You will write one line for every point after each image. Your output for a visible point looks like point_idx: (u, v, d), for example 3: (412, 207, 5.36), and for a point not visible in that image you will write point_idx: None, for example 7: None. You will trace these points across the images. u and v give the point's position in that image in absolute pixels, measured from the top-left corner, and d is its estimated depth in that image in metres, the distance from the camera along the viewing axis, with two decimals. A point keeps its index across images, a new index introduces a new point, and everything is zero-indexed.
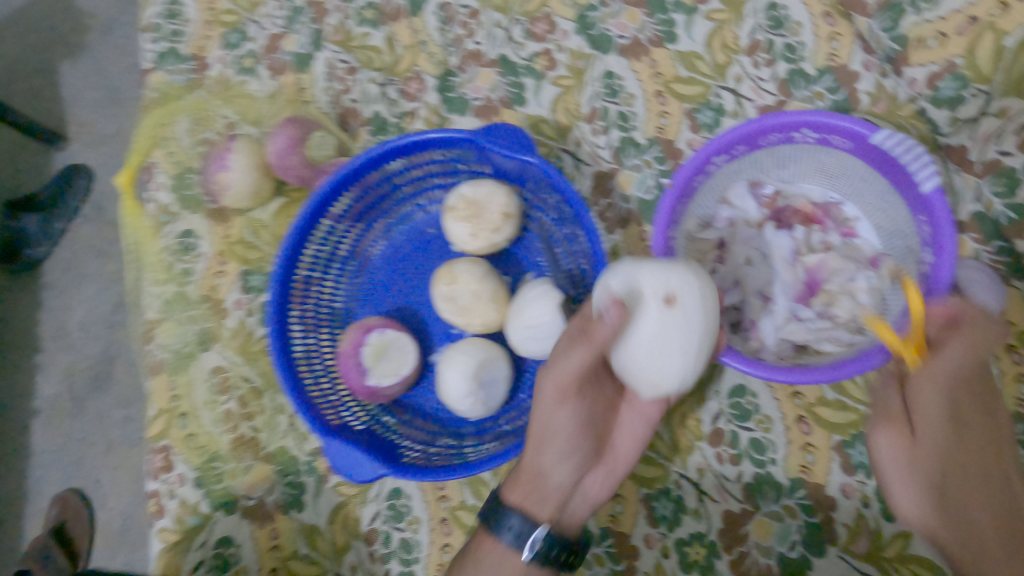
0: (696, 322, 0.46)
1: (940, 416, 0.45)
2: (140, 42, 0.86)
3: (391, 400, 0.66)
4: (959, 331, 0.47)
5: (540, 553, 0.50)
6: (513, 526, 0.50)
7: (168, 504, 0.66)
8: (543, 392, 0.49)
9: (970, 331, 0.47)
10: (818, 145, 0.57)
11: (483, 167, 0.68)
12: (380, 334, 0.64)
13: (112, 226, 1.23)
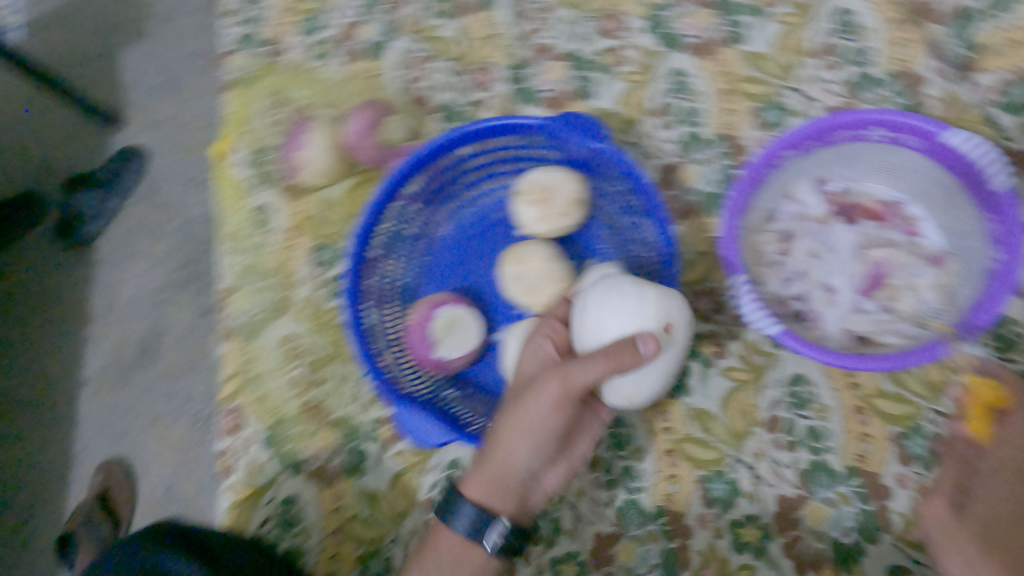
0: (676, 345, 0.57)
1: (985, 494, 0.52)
2: (222, 26, 0.90)
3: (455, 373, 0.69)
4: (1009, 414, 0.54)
5: (498, 541, 0.56)
6: (474, 513, 0.56)
7: (236, 465, 0.70)
8: (548, 392, 0.53)
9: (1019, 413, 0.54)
10: (887, 145, 0.58)
11: (551, 154, 0.70)
12: (448, 309, 0.68)
13: (162, 205, 1.17)
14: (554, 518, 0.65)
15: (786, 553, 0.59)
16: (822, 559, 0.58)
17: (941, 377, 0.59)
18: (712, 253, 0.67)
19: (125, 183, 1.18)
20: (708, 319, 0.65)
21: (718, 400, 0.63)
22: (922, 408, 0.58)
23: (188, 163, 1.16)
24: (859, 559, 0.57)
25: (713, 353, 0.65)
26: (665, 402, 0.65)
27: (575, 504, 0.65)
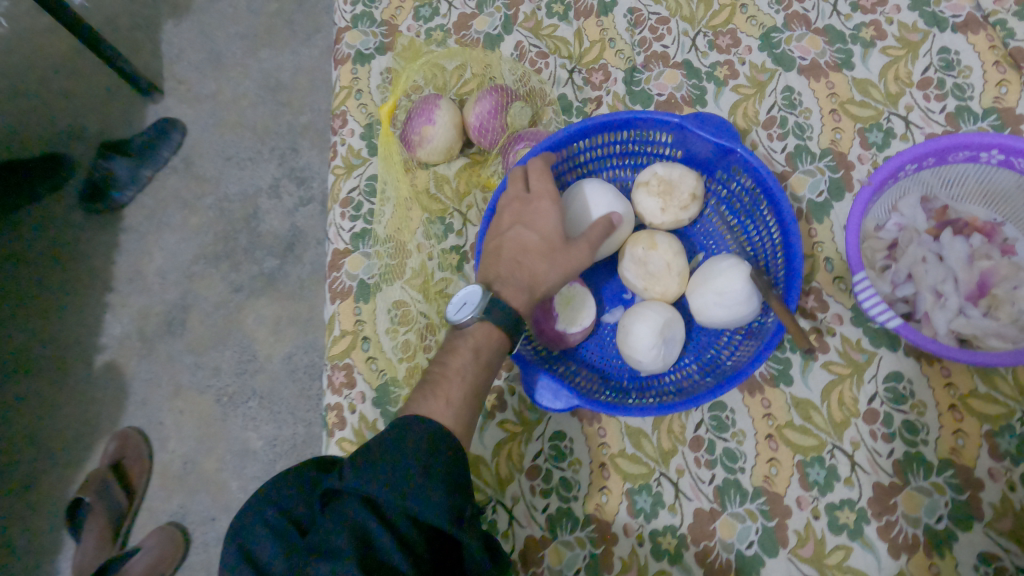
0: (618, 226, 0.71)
1: None
2: (339, 4, 0.95)
3: (568, 347, 0.72)
4: None
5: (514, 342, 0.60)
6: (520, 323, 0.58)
7: (348, 418, 0.73)
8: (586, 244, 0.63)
9: None
10: (998, 167, 0.64)
11: (673, 151, 0.75)
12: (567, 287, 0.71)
13: (199, 180, 1.42)
14: (655, 492, 0.68)
15: (880, 536, 0.63)
16: (915, 544, 0.62)
17: None
18: (814, 256, 0.72)
19: (161, 155, 1.42)
20: (812, 316, 0.70)
21: (819, 391, 0.68)
22: (1013, 410, 0.63)
23: (230, 143, 1.42)
24: (951, 544, 0.61)
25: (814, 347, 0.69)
26: (766, 389, 0.69)
27: (675, 481, 0.68)
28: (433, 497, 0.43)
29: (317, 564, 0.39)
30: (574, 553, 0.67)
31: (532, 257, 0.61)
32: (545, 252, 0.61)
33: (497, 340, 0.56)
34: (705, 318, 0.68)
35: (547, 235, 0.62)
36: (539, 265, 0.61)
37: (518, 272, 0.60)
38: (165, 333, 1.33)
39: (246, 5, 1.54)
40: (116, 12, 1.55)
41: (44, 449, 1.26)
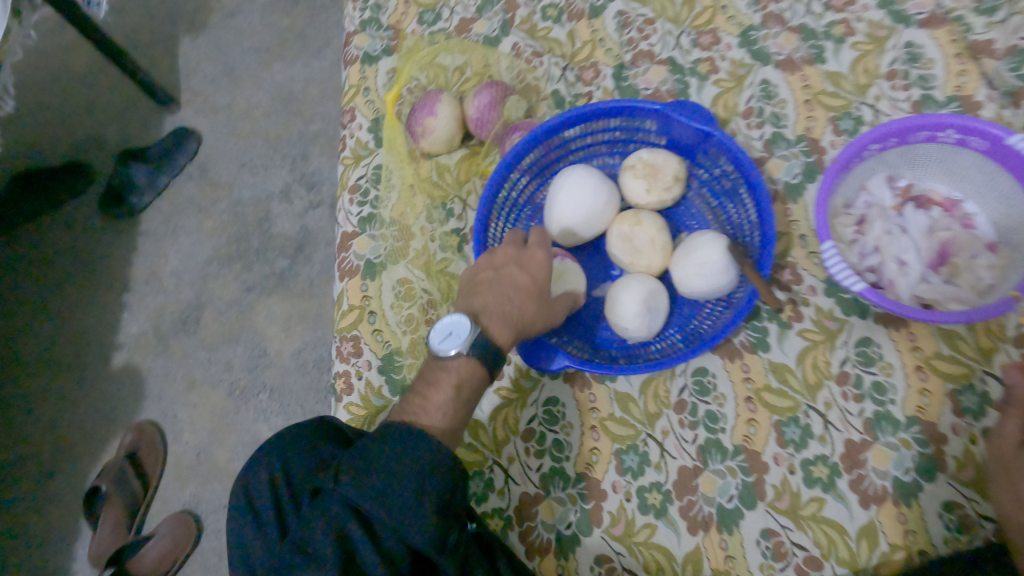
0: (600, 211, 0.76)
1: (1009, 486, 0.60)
2: (349, 11, 1.03)
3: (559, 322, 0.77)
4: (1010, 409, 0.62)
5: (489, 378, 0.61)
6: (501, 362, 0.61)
7: (356, 383, 0.78)
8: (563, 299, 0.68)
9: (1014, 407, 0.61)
10: (956, 146, 0.69)
11: (658, 139, 0.81)
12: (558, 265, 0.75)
13: (213, 186, 1.49)
14: (641, 452, 0.72)
15: (851, 488, 0.67)
16: (884, 495, 0.66)
17: (990, 344, 0.68)
18: (789, 233, 0.77)
19: (177, 162, 1.49)
20: (788, 288, 0.75)
21: (795, 356, 0.72)
22: (975, 370, 0.68)
23: (244, 150, 1.50)
24: (917, 494, 0.65)
25: (790, 316, 0.74)
26: (745, 355, 0.74)
27: (661, 441, 0.72)
28: (418, 533, 0.50)
29: (306, 569, 0.48)
30: (566, 508, 0.72)
31: (523, 298, 0.63)
32: (534, 297, 0.64)
33: (478, 376, 0.59)
34: (688, 289, 0.73)
35: (538, 281, 0.65)
36: (526, 306, 0.63)
37: (505, 308, 0.63)
38: (179, 331, 1.39)
39: (260, 20, 1.63)
40: (135, 27, 1.64)
41: (63, 441, 1.31)
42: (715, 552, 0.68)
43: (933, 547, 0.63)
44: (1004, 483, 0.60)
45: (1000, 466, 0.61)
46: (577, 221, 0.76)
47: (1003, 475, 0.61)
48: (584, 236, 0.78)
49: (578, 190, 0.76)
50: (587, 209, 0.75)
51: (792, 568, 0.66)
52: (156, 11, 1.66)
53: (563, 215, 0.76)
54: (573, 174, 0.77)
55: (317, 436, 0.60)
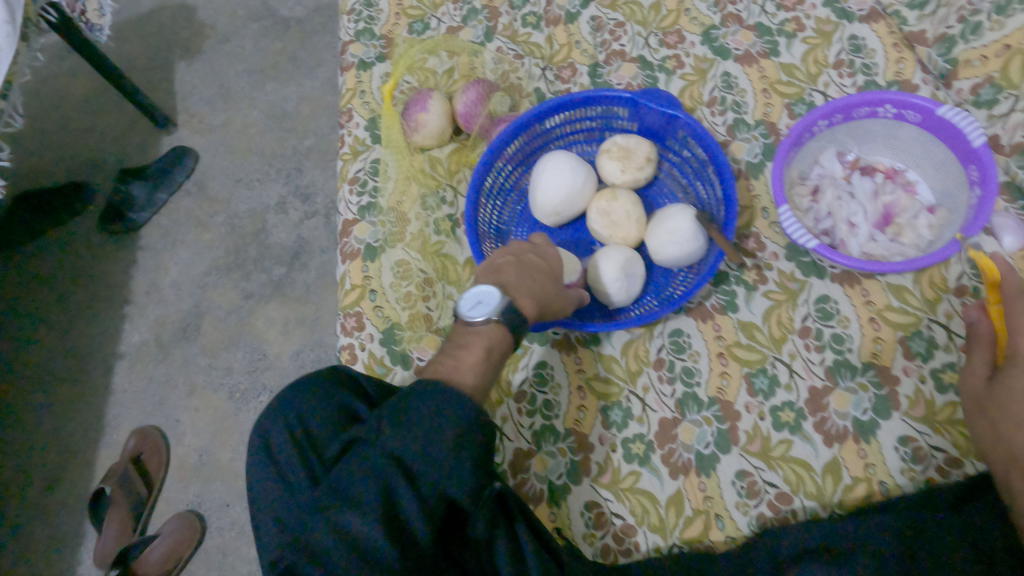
0: (580, 190, 0.84)
1: (982, 417, 0.63)
2: (343, 23, 1.11)
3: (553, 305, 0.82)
4: (976, 345, 0.66)
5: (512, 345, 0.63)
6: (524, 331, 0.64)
7: (359, 354, 0.84)
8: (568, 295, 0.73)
9: (979, 343, 0.66)
10: (895, 120, 0.77)
11: (630, 125, 0.89)
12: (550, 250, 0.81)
13: (211, 201, 1.55)
14: (625, 407, 0.79)
15: (816, 429, 0.73)
16: (846, 433, 0.72)
17: (934, 295, 0.76)
18: (752, 207, 0.85)
19: (175, 179, 1.56)
20: (752, 255, 0.83)
21: (761, 314, 0.79)
22: (922, 319, 0.75)
23: (241, 165, 1.57)
24: (875, 432, 0.72)
25: (755, 279, 0.81)
26: (716, 316, 0.81)
27: (642, 396, 0.79)
28: (461, 483, 0.52)
29: (347, 513, 0.48)
30: (557, 461, 0.77)
31: (542, 279, 0.68)
32: (550, 281, 0.69)
33: (505, 340, 0.62)
34: (662, 257, 0.80)
35: (551, 270, 0.71)
36: (550, 285, 0.68)
37: (531, 284, 0.67)
38: (181, 339, 1.44)
39: (254, 42, 1.71)
40: (134, 55, 1.72)
41: (67, 448, 1.35)
42: (694, 493, 0.74)
43: (892, 478, 0.70)
44: (978, 415, 0.63)
45: (973, 401, 0.64)
46: (559, 200, 0.83)
47: (976, 410, 0.64)
48: (567, 213, 0.85)
49: (559, 173, 0.83)
50: (567, 187, 0.83)
51: (765, 504, 0.71)
52: (154, 38, 1.74)
53: (547, 196, 0.84)
54: (550, 158, 0.85)
55: (338, 389, 0.63)
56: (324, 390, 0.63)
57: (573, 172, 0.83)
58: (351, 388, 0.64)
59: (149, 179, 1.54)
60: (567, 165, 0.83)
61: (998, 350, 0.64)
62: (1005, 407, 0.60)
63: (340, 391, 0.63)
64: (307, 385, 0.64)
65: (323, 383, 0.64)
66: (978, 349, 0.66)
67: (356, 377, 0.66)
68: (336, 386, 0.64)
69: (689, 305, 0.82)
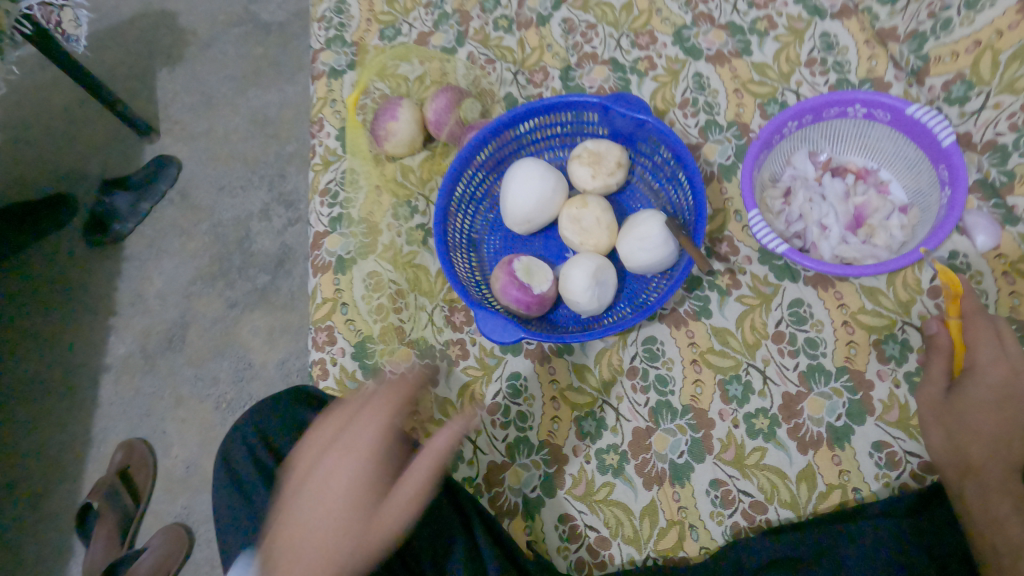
0: (551, 197, 0.83)
1: (942, 428, 0.65)
2: (313, 30, 1.09)
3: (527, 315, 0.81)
4: (936, 357, 0.68)
5: None
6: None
7: (331, 369, 0.83)
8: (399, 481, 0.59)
9: (939, 356, 0.68)
10: (865, 120, 0.76)
11: (601, 129, 0.87)
12: (521, 259, 0.80)
13: (194, 210, 1.54)
14: (598, 417, 0.78)
15: (790, 435, 0.72)
16: (820, 440, 0.72)
17: (908, 296, 0.75)
18: (725, 210, 0.84)
19: (159, 189, 1.54)
20: (726, 259, 0.81)
21: (734, 319, 0.78)
22: (896, 321, 0.74)
23: (223, 173, 1.55)
24: (849, 437, 0.71)
25: (728, 284, 0.80)
26: (690, 322, 0.80)
27: (616, 406, 0.78)
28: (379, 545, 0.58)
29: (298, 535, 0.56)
30: (530, 473, 0.77)
31: (341, 504, 0.55)
32: (352, 498, 0.55)
33: None
34: (633, 263, 0.79)
35: (363, 466, 0.57)
36: (311, 553, 0.52)
37: (312, 528, 0.53)
38: (166, 349, 1.43)
39: (233, 47, 1.68)
40: (111, 63, 1.69)
41: (56, 463, 1.35)
42: (669, 504, 0.73)
43: (867, 484, 0.69)
44: (934, 425, 0.65)
45: (930, 411, 0.66)
46: (529, 208, 0.82)
47: (933, 421, 0.66)
48: (538, 221, 0.84)
49: (530, 180, 0.82)
50: (537, 195, 0.82)
51: (739, 513, 0.71)
52: (130, 43, 1.71)
53: (518, 204, 0.82)
54: (519, 165, 0.83)
55: (301, 405, 0.68)
56: (285, 407, 0.67)
57: (544, 179, 0.82)
58: (314, 404, 0.69)
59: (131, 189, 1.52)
60: (537, 172, 0.82)
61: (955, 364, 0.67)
62: (972, 427, 0.62)
63: (303, 407, 0.68)
64: (268, 404, 0.67)
65: (284, 400, 0.68)
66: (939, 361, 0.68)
67: (319, 394, 0.70)
68: (298, 402, 0.68)
69: (663, 312, 0.81)
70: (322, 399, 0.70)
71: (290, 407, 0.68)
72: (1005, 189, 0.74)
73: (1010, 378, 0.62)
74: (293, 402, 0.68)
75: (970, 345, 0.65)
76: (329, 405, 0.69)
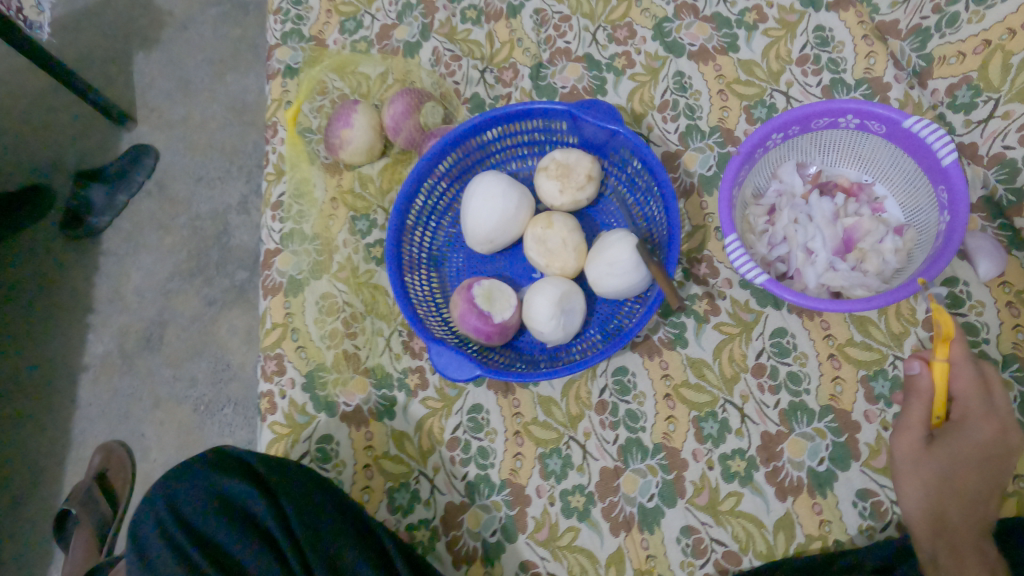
0: (515, 214, 0.76)
1: (916, 481, 0.60)
2: (269, 22, 1.00)
3: (488, 344, 0.75)
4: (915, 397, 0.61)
5: None
6: None
7: (280, 403, 0.78)
8: None
9: (918, 397, 0.61)
10: (858, 131, 0.68)
11: (571, 137, 0.80)
12: (481, 285, 0.73)
13: (175, 203, 1.38)
14: (564, 455, 0.72)
15: (768, 480, 0.67)
16: (800, 486, 0.66)
17: (901, 328, 0.69)
18: (706, 226, 0.78)
19: (136, 180, 1.37)
20: (704, 282, 0.75)
21: (712, 350, 0.72)
22: (886, 354, 0.68)
23: (203, 165, 1.39)
24: (832, 484, 0.66)
25: (707, 310, 0.74)
26: (664, 351, 0.74)
27: (583, 443, 0.72)
28: None
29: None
30: (490, 516, 0.72)
31: None
32: None
33: None
34: (602, 289, 0.73)
35: None
36: None
37: None
38: (144, 348, 1.30)
39: (196, 17, 1.51)
40: (86, 44, 1.49)
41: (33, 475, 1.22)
42: (636, 552, 0.68)
43: (848, 536, 0.64)
44: (908, 477, 0.60)
45: (905, 461, 0.61)
46: (491, 227, 0.75)
47: (907, 471, 0.60)
48: (501, 240, 0.77)
49: (491, 197, 0.75)
50: (499, 214, 0.75)
51: (711, 564, 0.66)
52: (97, 12, 1.52)
53: (480, 223, 0.75)
54: (481, 180, 0.76)
55: (219, 471, 0.67)
56: (203, 474, 0.66)
57: (507, 196, 0.75)
58: (235, 469, 0.67)
59: (108, 182, 1.36)
60: (500, 189, 0.75)
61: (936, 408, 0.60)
62: (952, 486, 0.59)
63: (222, 473, 0.66)
64: (188, 467, 0.67)
65: (203, 465, 0.67)
66: (917, 402, 0.61)
67: (243, 456, 0.69)
68: (218, 468, 0.67)
69: (636, 339, 0.74)
70: (245, 462, 0.69)
71: (207, 473, 0.66)
72: (1012, 210, 0.67)
73: (996, 436, 0.59)
74: (213, 466, 0.67)
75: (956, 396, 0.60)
76: (252, 469, 0.68)
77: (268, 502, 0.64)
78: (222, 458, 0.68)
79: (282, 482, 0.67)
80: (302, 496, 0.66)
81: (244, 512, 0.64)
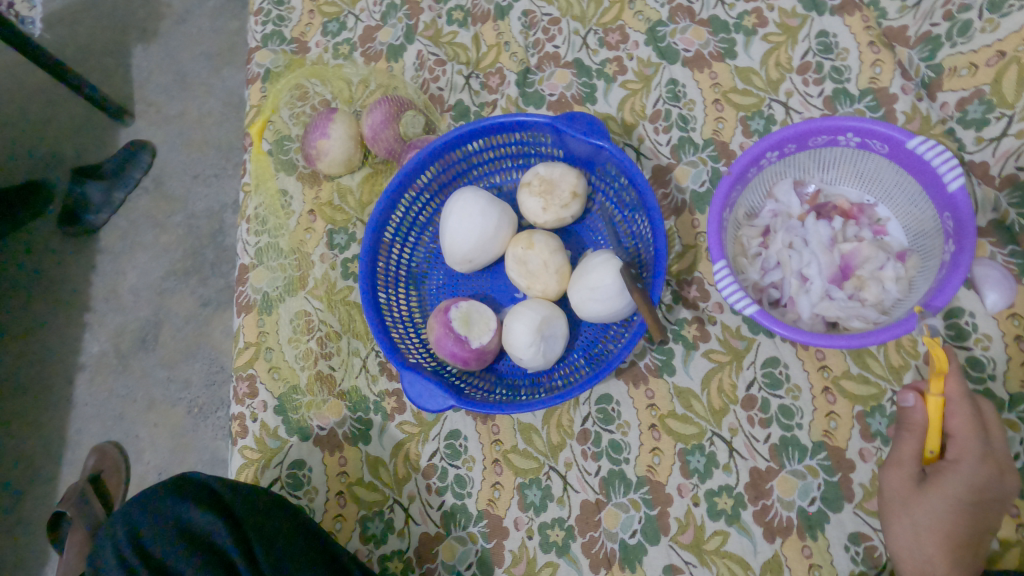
0: (495, 234, 0.72)
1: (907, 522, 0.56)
2: (250, 23, 0.97)
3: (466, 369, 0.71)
4: (907, 432, 0.57)
5: None
6: None
7: (250, 426, 0.76)
8: None
9: (910, 432, 0.57)
10: (858, 150, 0.64)
11: (557, 151, 0.76)
12: (458, 309, 0.70)
13: (173, 200, 1.30)
14: (544, 486, 0.69)
15: (756, 520, 0.64)
16: (789, 526, 0.63)
17: (901, 361, 0.65)
18: (697, 246, 0.74)
19: (131, 177, 1.30)
20: (694, 306, 0.72)
21: (700, 379, 0.69)
22: (884, 390, 0.65)
23: (200, 160, 1.32)
24: (823, 526, 0.62)
25: (696, 336, 0.70)
26: (650, 379, 0.70)
27: (564, 474, 0.69)
28: None
29: None
30: (467, 548, 0.69)
31: None
32: None
33: None
34: (583, 314, 0.69)
35: None
36: None
37: None
38: (139, 350, 1.23)
39: (191, 8, 1.43)
40: (83, 37, 1.43)
41: (26, 478, 1.16)
42: None
43: None
44: (898, 517, 0.57)
45: (896, 498, 0.57)
46: (470, 248, 0.72)
47: (898, 510, 0.57)
48: (481, 260, 0.74)
49: (471, 216, 0.71)
50: (477, 233, 0.71)
51: None
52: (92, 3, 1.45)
53: (459, 242, 0.72)
54: (459, 197, 0.73)
55: (179, 497, 0.64)
56: (164, 501, 0.64)
57: (486, 214, 0.71)
58: (197, 496, 0.64)
59: (104, 178, 1.29)
60: (478, 207, 0.71)
61: (930, 445, 0.56)
62: (949, 531, 0.54)
63: (181, 500, 0.63)
64: (152, 496, 0.65)
65: (163, 493, 0.64)
66: (909, 437, 0.57)
67: (206, 481, 0.66)
68: (180, 495, 0.64)
69: (620, 366, 0.71)
70: (205, 485, 0.65)
71: (167, 501, 0.64)
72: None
73: (996, 477, 0.54)
74: (175, 494, 0.64)
75: (951, 433, 0.56)
76: (212, 492, 0.65)
77: (229, 529, 0.61)
78: (181, 482, 0.65)
79: (243, 505, 0.64)
80: (265, 523, 0.63)
81: (204, 539, 0.61)
